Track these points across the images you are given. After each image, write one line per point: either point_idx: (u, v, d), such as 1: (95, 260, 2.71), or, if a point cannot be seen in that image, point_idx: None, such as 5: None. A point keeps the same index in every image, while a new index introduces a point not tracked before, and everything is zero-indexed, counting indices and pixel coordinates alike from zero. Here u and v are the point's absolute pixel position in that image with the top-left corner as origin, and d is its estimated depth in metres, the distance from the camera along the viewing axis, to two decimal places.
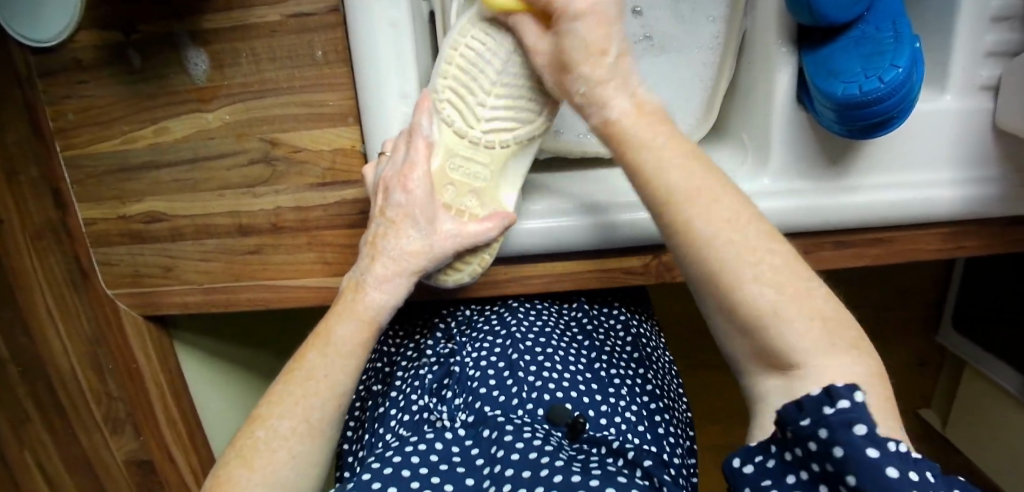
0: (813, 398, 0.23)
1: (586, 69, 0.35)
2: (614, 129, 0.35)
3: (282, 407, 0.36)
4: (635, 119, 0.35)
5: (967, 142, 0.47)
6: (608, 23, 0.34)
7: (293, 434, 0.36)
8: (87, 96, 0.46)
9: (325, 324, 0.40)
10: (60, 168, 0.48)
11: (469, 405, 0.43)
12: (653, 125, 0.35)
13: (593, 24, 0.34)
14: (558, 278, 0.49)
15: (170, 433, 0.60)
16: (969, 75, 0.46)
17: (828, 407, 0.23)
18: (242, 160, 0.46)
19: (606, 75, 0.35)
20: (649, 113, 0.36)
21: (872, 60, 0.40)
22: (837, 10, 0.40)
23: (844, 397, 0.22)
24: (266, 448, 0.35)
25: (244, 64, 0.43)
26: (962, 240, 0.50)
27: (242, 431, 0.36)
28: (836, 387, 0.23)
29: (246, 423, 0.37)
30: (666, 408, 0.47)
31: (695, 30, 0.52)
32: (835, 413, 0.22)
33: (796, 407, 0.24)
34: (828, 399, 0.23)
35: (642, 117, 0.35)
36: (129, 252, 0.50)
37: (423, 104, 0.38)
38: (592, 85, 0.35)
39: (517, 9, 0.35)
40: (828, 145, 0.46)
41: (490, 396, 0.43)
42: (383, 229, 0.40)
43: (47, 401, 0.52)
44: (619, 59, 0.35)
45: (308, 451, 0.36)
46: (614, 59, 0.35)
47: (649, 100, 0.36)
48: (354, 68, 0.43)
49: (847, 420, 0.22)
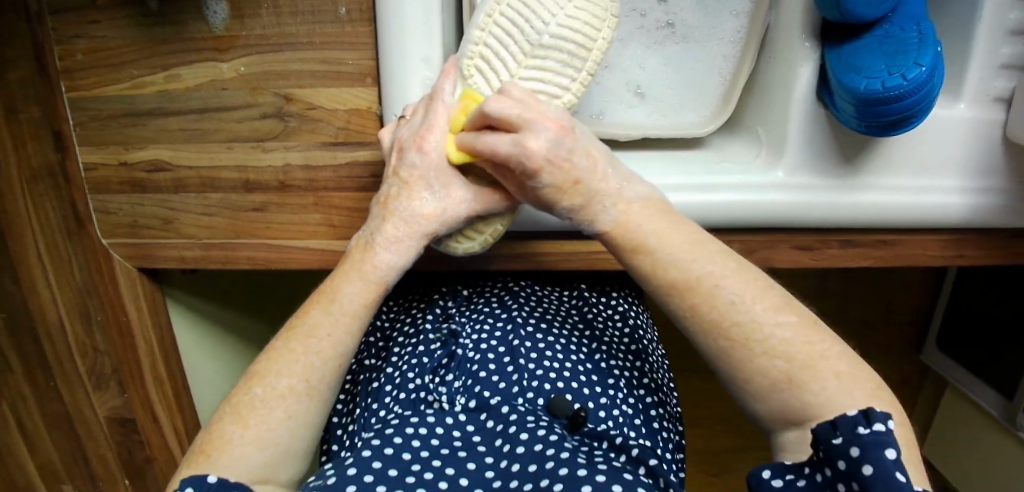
0: (848, 418, 0.25)
1: (561, 200, 0.36)
2: (612, 239, 0.36)
3: (281, 364, 0.35)
4: (638, 210, 0.36)
5: (977, 151, 0.47)
6: (570, 137, 0.35)
7: (291, 393, 0.35)
8: (97, 37, 0.44)
9: (332, 283, 0.39)
10: (64, 111, 0.47)
11: (468, 389, 0.42)
12: (654, 216, 0.36)
13: (556, 144, 0.34)
14: (563, 257, 0.49)
15: (155, 392, 0.58)
16: (984, 85, 0.46)
17: (863, 427, 0.24)
18: (254, 114, 0.45)
19: (584, 201, 0.36)
20: (641, 207, 0.36)
21: (895, 58, 0.40)
22: (866, 7, 0.40)
23: (879, 420, 0.24)
24: (263, 405, 0.34)
25: (264, 15, 0.42)
26: (962, 248, 0.51)
27: (238, 387, 0.35)
28: (873, 412, 0.25)
29: (242, 379, 0.36)
30: (661, 402, 0.45)
31: (718, 23, 0.51)
32: (869, 434, 0.24)
33: (829, 426, 0.25)
34: (864, 421, 0.25)
35: (648, 206, 0.37)
36: (128, 202, 0.49)
37: (450, 68, 0.38)
38: (575, 210, 0.37)
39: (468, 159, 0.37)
40: (845, 143, 0.46)
41: (491, 381, 0.42)
42: (395, 190, 0.39)
43: (34, 353, 0.53)
44: (592, 158, 0.36)
45: (304, 410, 0.35)
46: (587, 177, 0.36)
47: (640, 195, 0.37)
48: (378, 27, 0.42)
49: (879, 442, 0.24)
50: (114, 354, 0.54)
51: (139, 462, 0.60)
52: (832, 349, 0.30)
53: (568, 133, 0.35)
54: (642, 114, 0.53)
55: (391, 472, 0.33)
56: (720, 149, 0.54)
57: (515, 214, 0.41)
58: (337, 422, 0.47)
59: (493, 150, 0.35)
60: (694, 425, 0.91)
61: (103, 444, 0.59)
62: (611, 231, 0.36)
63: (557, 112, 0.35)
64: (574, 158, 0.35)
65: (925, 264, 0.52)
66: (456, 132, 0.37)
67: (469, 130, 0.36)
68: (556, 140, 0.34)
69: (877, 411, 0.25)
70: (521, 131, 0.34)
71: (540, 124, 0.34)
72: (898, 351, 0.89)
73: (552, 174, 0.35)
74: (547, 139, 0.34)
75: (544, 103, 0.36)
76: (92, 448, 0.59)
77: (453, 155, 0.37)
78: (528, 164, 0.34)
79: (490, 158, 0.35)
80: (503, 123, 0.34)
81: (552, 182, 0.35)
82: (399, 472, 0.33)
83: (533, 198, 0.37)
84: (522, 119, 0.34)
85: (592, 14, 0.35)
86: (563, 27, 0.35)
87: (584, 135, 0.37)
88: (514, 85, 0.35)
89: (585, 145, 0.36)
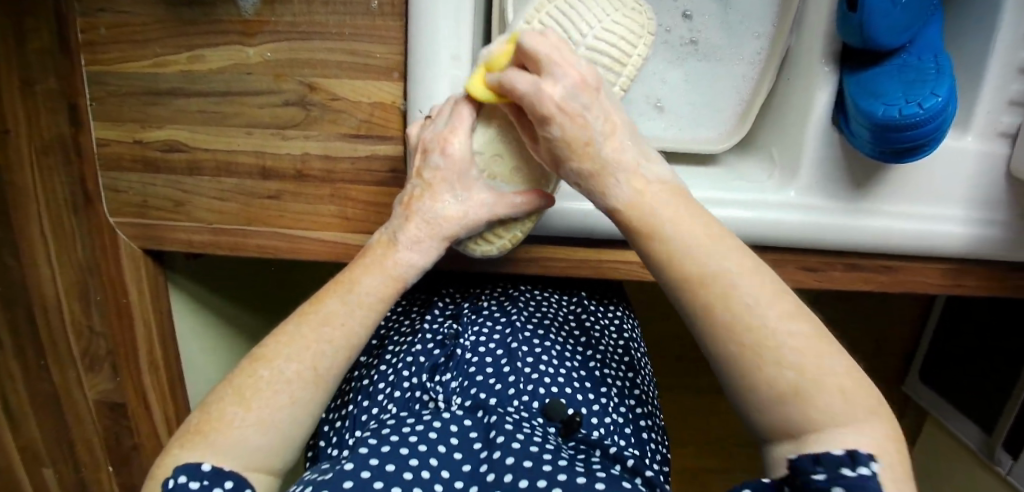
0: (835, 457, 0.24)
1: (575, 162, 0.34)
2: (621, 217, 0.34)
3: (292, 349, 0.34)
4: (643, 198, 0.33)
5: (983, 184, 0.49)
6: (593, 97, 0.33)
7: (298, 378, 0.34)
8: (123, 12, 0.44)
9: (349, 274, 0.38)
10: (82, 84, 0.46)
11: (464, 390, 0.40)
12: (688, 207, 0.33)
13: (574, 88, 0.32)
14: (577, 263, 0.49)
15: (150, 380, 0.57)
16: (991, 119, 0.48)
17: (848, 468, 0.23)
18: (276, 101, 0.45)
19: (596, 166, 0.34)
20: (656, 189, 0.34)
21: (914, 86, 0.41)
22: (886, 34, 0.41)
23: (865, 464, 0.23)
24: (268, 389, 0.33)
25: (296, 2, 0.42)
26: (963, 278, 0.52)
27: (241, 369, 0.34)
28: (860, 455, 0.24)
29: (247, 360, 0.34)
30: (650, 414, 0.45)
31: (740, 44, 0.52)
32: (854, 476, 0.23)
33: (813, 460, 0.24)
34: (849, 462, 0.23)
35: (670, 194, 0.34)
36: (140, 181, 0.49)
37: None
38: (584, 174, 0.34)
39: (498, 102, 0.35)
40: (856, 171, 0.47)
41: (488, 384, 0.41)
42: (418, 191, 0.39)
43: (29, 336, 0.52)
44: (610, 123, 0.34)
45: (308, 398, 0.34)
46: (600, 143, 0.33)
47: (653, 177, 0.34)
48: (408, 23, 0.42)
49: (861, 484, 0.22)
50: (110, 335, 0.54)
51: (126, 449, 0.59)
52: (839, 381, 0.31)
53: (591, 90, 0.33)
54: (659, 128, 0.53)
55: (388, 467, 0.31)
56: (735, 167, 0.54)
57: (535, 220, 0.41)
58: (326, 417, 0.46)
59: (511, 87, 0.33)
60: (685, 446, 0.90)
61: (91, 429, 0.58)
62: (623, 208, 0.34)
63: (589, 69, 0.33)
64: (589, 114, 0.33)
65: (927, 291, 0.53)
66: (490, 70, 0.35)
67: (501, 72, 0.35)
68: (575, 90, 0.32)
69: (864, 453, 0.24)
70: (545, 73, 0.32)
71: (563, 70, 0.32)
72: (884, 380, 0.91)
73: (563, 124, 0.32)
74: (575, 93, 0.32)
75: (575, 56, 0.34)
76: (77, 435, 0.58)
77: (477, 92, 0.36)
78: (539, 108, 0.32)
79: (510, 98, 0.33)
80: (534, 62, 0.32)
81: (562, 135, 0.33)
82: (396, 468, 0.31)
83: (543, 151, 0.35)
84: (546, 55, 0.32)
85: (630, 30, 0.36)
86: (599, 40, 0.35)
87: (617, 106, 0.35)
88: (551, 32, 0.33)
89: (605, 105, 0.34)
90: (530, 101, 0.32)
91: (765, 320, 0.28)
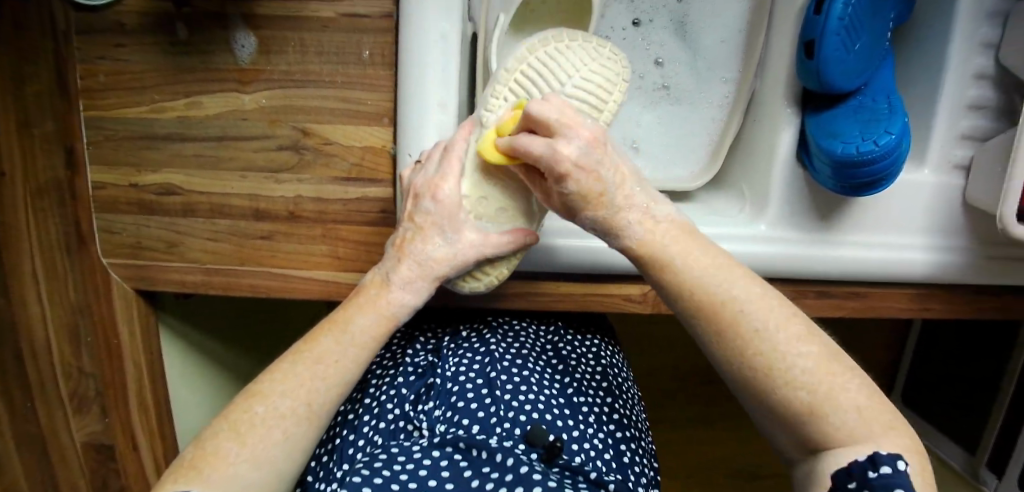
0: (860, 464, 0.26)
1: (591, 209, 0.36)
2: (639, 256, 0.36)
3: (287, 385, 0.35)
4: (659, 236, 0.36)
5: (941, 213, 0.52)
6: (603, 154, 0.35)
7: (292, 415, 0.34)
8: (122, 60, 0.46)
9: (343, 314, 0.39)
10: (78, 127, 0.48)
11: (448, 419, 0.41)
12: (683, 239, 0.36)
13: (588, 147, 0.34)
14: (561, 298, 0.51)
15: (139, 420, 0.57)
16: (945, 153, 0.51)
17: (873, 471, 0.26)
18: (270, 145, 0.47)
19: (610, 213, 0.36)
20: (667, 228, 0.36)
21: (869, 126, 0.44)
22: (842, 78, 0.45)
23: (886, 463, 0.25)
24: (262, 425, 0.33)
25: (290, 52, 0.45)
26: (928, 302, 0.55)
27: (236, 405, 0.34)
28: (880, 456, 0.26)
29: (240, 396, 0.34)
30: (633, 437, 0.46)
31: (709, 89, 0.56)
32: (879, 477, 0.25)
33: (844, 472, 0.27)
34: (872, 465, 0.26)
35: (676, 230, 0.36)
36: (134, 223, 0.50)
37: (467, 127, 0.41)
38: (600, 221, 0.37)
39: (509, 163, 0.36)
40: (819, 206, 0.50)
41: (471, 411, 0.41)
42: (409, 235, 0.41)
43: None
44: (619, 172, 0.36)
45: (302, 435, 0.34)
46: (613, 193, 0.36)
47: (664, 214, 0.37)
48: (398, 71, 0.45)
49: (888, 485, 0.25)
50: (101, 376, 0.54)
51: (114, 491, 0.58)
52: None
53: (600, 145, 0.35)
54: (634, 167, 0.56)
55: None
56: (705, 204, 0.56)
57: (520, 257, 0.43)
58: (315, 453, 0.44)
59: (526, 150, 0.34)
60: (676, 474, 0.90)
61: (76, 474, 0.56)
62: (637, 249, 0.36)
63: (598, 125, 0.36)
64: (602, 169, 0.35)
65: (895, 315, 0.55)
66: (501, 132, 0.37)
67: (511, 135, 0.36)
68: (587, 148, 0.34)
69: (885, 454, 0.26)
70: (556, 137, 0.34)
71: (574, 132, 0.34)
72: None
73: (579, 180, 0.35)
74: (588, 150, 0.34)
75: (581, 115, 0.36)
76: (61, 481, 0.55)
77: (488, 155, 0.36)
78: (556, 168, 0.34)
79: (524, 159, 0.35)
80: (545, 126, 0.34)
81: (577, 189, 0.35)
82: None
83: (557, 202, 0.37)
84: (559, 118, 0.34)
85: (607, 78, 0.38)
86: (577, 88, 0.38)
87: (621, 156, 0.37)
88: (556, 95, 0.35)
89: (615, 159, 0.36)
90: (546, 159, 0.34)
91: (776, 344, 0.30)
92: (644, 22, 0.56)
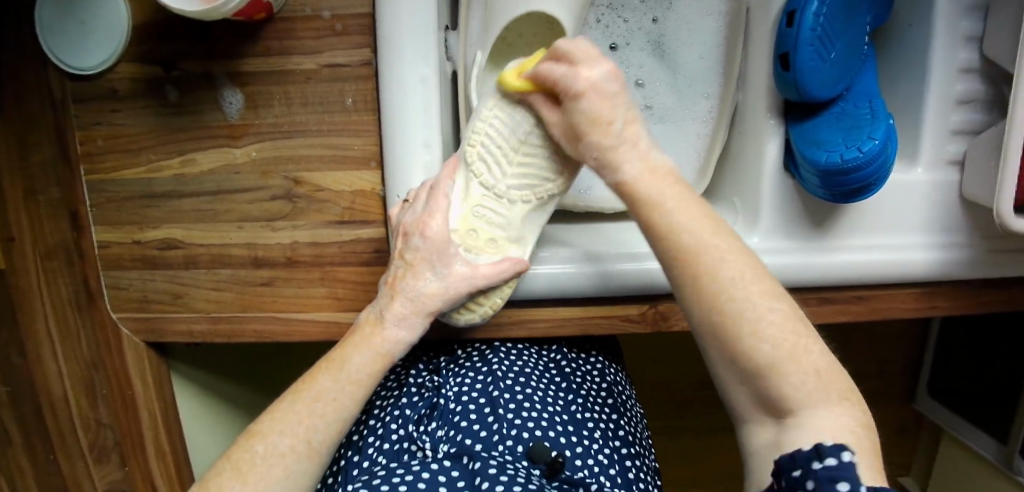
0: (806, 453, 0.24)
1: (596, 137, 0.37)
2: (631, 191, 0.36)
3: (286, 423, 0.35)
4: (649, 180, 0.36)
5: (938, 210, 0.51)
6: (610, 97, 0.37)
7: (291, 453, 0.34)
8: (117, 124, 0.48)
9: (340, 352, 0.39)
10: (82, 191, 0.50)
11: (451, 438, 0.41)
12: (665, 184, 0.36)
13: (597, 99, 0.36)
14: (560, 322, 0.51)
15: (156, 466, 0.57)
16: (937, 150, 0.51)
17: (817, 461, 0.24)
18: (264, 195, 0.48)
19: (615, 141, 0.37)
20: (662, 173, 0.36)
21: (851, 133, 0.45)
22: (821, 87, 0.45)
23: (832, 454, 0.23)
24: (262, 463, 0.33)
25: (276, 105, 0.46)
26: (934, 299, 0.54)
27: (238, 444, 0.35)
28: (826, 447, 0.24)
29: (243, 436, 0.35)
30: (637, 454, 0.46)
31: (692, 105, 0.57)
32: (823, 469, 0.23)
33: (790, 458, 0.25)
34: (818, 455, 0.24)
35: (654, 177, 0.36)
36: (140, 278, 0.51)
37: (451, 165, 0.41)
38: (604, 150, 0.37)
39: (528, 90, 0.39)
40: (813, 212, 0.50)
41: (473, 431, 0.41)
42: (401, 272, 0.41)
43: (30, 412, 0.53)
44: (631, 113, 0.37)
45: (302, 472, 0.34)
46: (622, 126, 0.37)
47: (661, 162, 0.37)
48: (381, 115, 0.45)
49: (831, 476, 0.23)
50: (118, 426, 0.55)
51: None
52: None
53: (620, 77, 0.37)
54: None
55: None
56: None
57: (514, 285, 0.43)
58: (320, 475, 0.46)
59: (549, 72, 0.37)
60: (696, 484, 0.88)
61: None
62: (631, 182, 0.36)
63: (613, 80, 0.37)
64: (615, 100, 0.37)
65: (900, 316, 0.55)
66: (523, 68, 0.40)
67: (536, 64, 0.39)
68: (607, 76, 0.37)
69: (835, 443, 0.24)
70: (578, 62, 0.37)
71: (597, 61, 0.37)
72: (894, 398, 0.90)
73: (593, 100, 0.36)
74: (606, 79, 0.36)
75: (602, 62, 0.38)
76: None
77: (508, 79, 0.40)
78: (573, 85, 0.36)
79: (547, 80, 0.37)
80: (566, 56, 0.37)
81: (589, 110, 0.36)
82: None
83: (569, 130, 0.38)
84: (584, 51, 0.37)
85: None
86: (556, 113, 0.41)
87: (629, 101, 0.37)
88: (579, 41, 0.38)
89: (630, 101, 0.37)
90: (576, 115, 0.37)
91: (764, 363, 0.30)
92: (621, 45, 0.57)
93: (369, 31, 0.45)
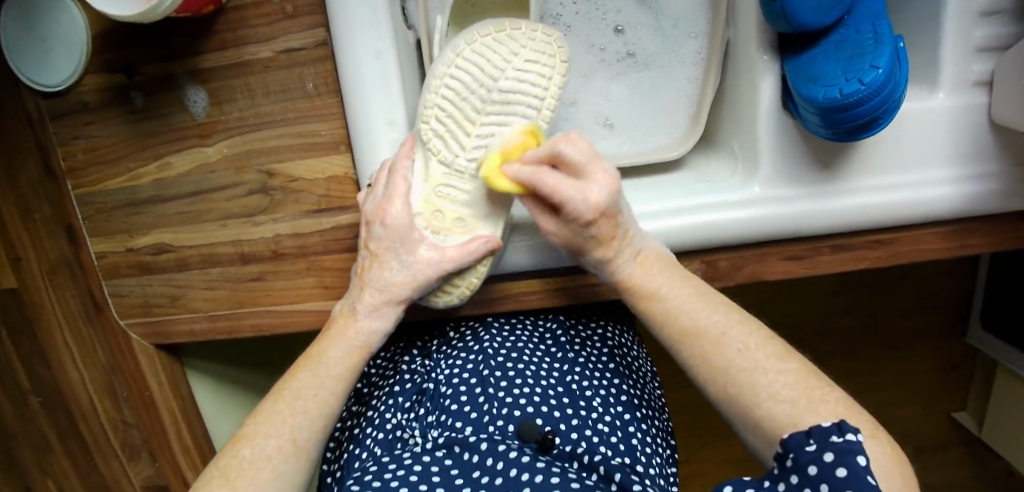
0: (824, 428, 0.27)
1: (597, 254, 0.39)
2: (624, 288, 0.40)
3: (268, 426, 0.35)
4: (642, 272, 0.39)
5: (965, 139, 0.46)
6: (618, 216, 0.37)
7: (279, 453, 0.34)
8: (94, 137, 0.48)
9: (316, 347, 0.39)
10: (73, 208, 0.51)
11: (442, 423, 0.41)
12: (662, 273, 0.39)
13: (605, 225, 0.36)
14: (554, 292, 0.48)
15: (184, 459, 0.60)
16: (961, 71, 0.46)
17: (836, 435, 0.26)
18: (241, 191, 0.48)
19: (614, 253, 0.39)
20: (653, 262, 0.40)
21: (852, 63, 0.40)
22: (814, 13, 0.40)
23: (851, 430, 0.26)
24: (250, 467, 0.33)
25: (240, 99, 0.45)
26: (967, 236, 0.49)
27: (224, 451, 0.35)
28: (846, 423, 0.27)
29: (229, 442, 0.35)
30: (644, 416, 0.44)
31: (679, 47, 0.53)
32: (842, 442, 0.26)
33: (805, 435, 0.27)
34: (837, 430, 0.26)
35: (647, 268, 0.39)
36: (139, 283, 0.52)
37: (409, 143, 0.39)
38: (603, 264, 0.39)
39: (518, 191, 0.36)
40: (818, 155, 0.46)
41: (464, 413, 0.41)
42: (369, 261, 0.40)
43: (64, 425, 0.55)
44: (628, 221, 0.38)
45: (291, 471, 0.35)
46: (620, 240, 0.38)
47: (650, 250, 0.40)
48: (344, 96, 0.44)
49: (849, 449, 0.25)
50: (143, 425, 0.57)
51: None
52: (832, 393, 0.32)
53: (620, 194, 0.36)
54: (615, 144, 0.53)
55: None
56: (699, 170, 0.52)
57: (490, 262, 0.41)
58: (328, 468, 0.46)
59: (552, 190, 0.35)
60: (729, 442, 0.86)
61: None
62: (626, 281, 0.40)
63: (621, 198, 0.36)
64: (621, 215, 0.37)
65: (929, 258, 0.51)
66: (508, 159, 0.36)
67: (527, 163, 0.36)
68: (615, 196, 0.35)
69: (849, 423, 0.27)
70: (585, 179, 0.35)
71: (602, 177, 0.35)
72: (940, 340, 0.84)
73: (601, 226, 0.36)
74: (614, 202, 0.35)
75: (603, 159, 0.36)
76: None
77: (495, 180, 0.36)
78: (582, 212, 0.35)
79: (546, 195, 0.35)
80: (572, 167, 0.35)
81: (597, 234, 0.37)
82: None
83: (567, 239, 0.39)
84: (593, 171, 0.35)
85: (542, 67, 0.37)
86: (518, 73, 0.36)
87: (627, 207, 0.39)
88: (575, 142, 0.35)
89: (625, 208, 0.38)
90: (579, 236, 0.38)
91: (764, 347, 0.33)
92: None
93: (320, 10, 0.43)
